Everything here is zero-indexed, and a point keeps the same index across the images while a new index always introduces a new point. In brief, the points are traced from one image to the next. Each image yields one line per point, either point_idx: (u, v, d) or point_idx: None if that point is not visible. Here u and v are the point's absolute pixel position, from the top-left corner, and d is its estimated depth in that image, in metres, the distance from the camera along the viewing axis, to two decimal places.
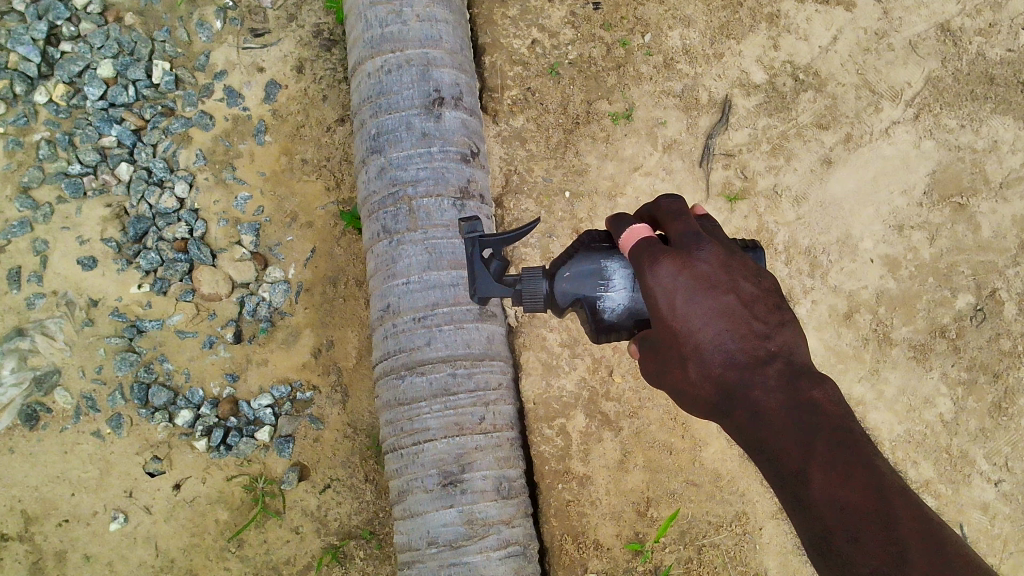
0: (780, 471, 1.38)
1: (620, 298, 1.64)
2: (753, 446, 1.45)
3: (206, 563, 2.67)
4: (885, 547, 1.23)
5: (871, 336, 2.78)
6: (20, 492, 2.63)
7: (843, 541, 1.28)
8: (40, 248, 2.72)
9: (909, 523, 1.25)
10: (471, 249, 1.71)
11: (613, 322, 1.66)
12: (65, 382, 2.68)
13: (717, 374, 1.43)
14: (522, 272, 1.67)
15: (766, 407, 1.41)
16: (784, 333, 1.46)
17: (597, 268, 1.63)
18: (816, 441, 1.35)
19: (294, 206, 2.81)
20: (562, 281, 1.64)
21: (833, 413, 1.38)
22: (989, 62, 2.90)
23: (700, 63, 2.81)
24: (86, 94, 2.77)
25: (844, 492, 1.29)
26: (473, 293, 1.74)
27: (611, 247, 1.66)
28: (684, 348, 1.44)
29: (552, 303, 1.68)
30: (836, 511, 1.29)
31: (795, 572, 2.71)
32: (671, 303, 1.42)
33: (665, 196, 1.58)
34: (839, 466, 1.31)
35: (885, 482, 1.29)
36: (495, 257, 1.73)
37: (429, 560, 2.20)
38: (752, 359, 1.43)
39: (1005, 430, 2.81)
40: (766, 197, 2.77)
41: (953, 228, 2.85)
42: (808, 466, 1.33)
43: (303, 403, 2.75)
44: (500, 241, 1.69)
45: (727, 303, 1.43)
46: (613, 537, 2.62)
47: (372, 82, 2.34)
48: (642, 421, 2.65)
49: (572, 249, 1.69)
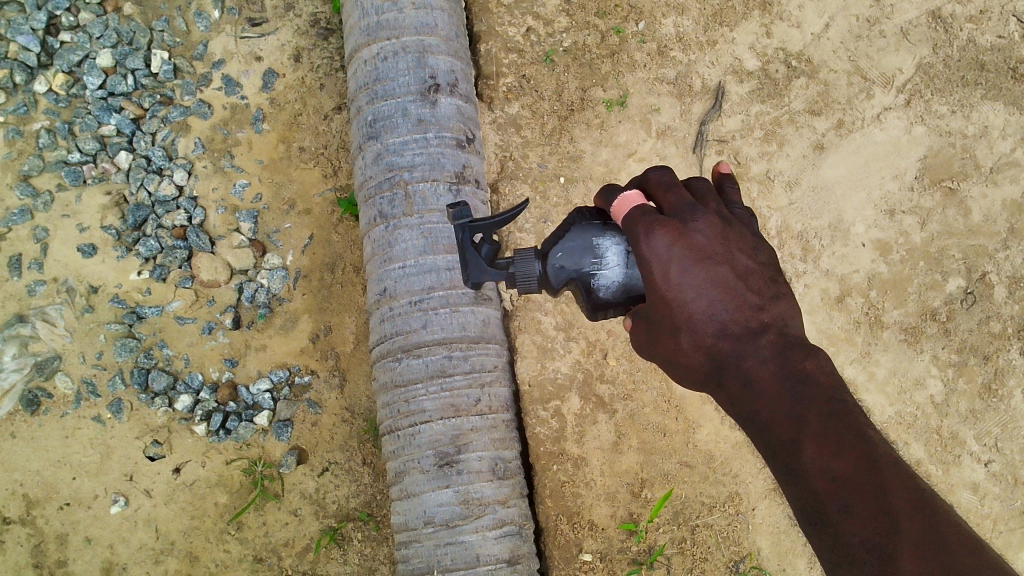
0: (773, 441, 1.41)
1: (614, 275, 1.66)
2: (745, 417, 1.47)
3: (206, 546, 2.70)
4: (876, 516, 1.28)
5: (862, 320, 2.81)
6: (22, 476, 2.67)
7: (835, 510, 1.32)
8: (40, 236, 2.75)
9: (901, 492, 1.28)
10: (461, 235, 1.66)
11: (608, 300, 1.68)
12: (65, 367, 2.71)
13: (709, 344, 1.45)
14: (515, 254, 1.66)
15: (757, 377, 1.43)
16: (778, 305, 1.48)
17: (590, 245, 1.65)
18: (809, 412, 1.37)
19: (292, 193, 2.84)
20: (556, 260, 1.66)
21: (825, 384, 1.41)
22: (980, 48, 2.92)
23: (694, 50, 2.83)
24: (86, 83, 2.80)
25: (837, 461, 1.33)
26: (465, 278, 1.70)
27: (602, 224, 1.68)
28: (676, 318, 1.45)
29: (545, 284, 1.69)
30: (828, 481, 1.32)
31: (787, 551, 2.74)
32: (666, 273, 1.43)
33: (655, 167, 1.58)
34: (832, 437, 1.34)
35: (877, 452, 1.32)
36: (486, 242, 1.70)
37: (426, 540, 2.23)
38: (744, 330, 1.45)
39: (994, 411, 2.85)
40: (758, 183, 2.81)
41: (944, 213, 2.88)
42: (800, 437, 1.37)
43: (302, 388, 2.78)
44: (491, 225, 1.65)
45: (721, 273, 1.44)
46: (608, 518, 2.66)
47: (368, 69, 2.37)
48: (636, 404, 2.68)
49: (564, 227, 1.70)
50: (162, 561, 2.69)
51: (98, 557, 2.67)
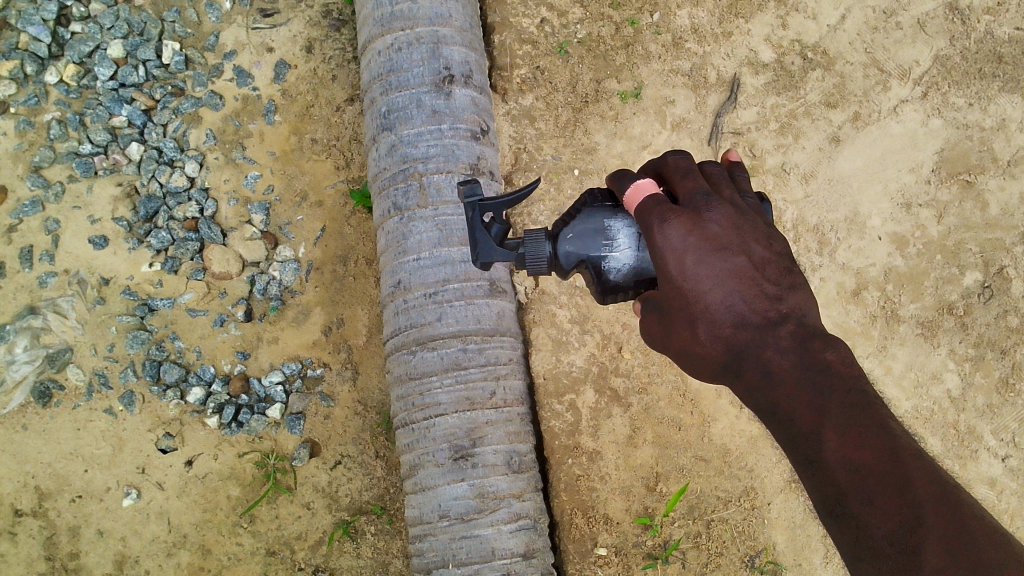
0: (793, 433, 1.37)
1: (625, 258, 1.62)
2: (764, 409, 1.43)
3: (219, 539, 2.69)
4: (902, 509, 1.22)
5: (879, 313, 2.80)
6: (34, 468, 2.66)
7: (858, 502, 1.26)
8: (53, 227, 2.73)
9: (925, 485, 1.23)
10: (471, 213, 1.67)
11: (618, 284, 1.64)
12: (77, 359, 2.70)
13: (728, 335, 1.42)
14: (524, 234, 1.63)
15: (777, 367, 1.39)
16: (796, 296, 1.44)
17: (601, 228, 1.61)
18: (829, 402, 1.33)
19: (304, 185, 2.82)
20: (565, 242, 1.62)
21: (847, 375, 1.36)
22: (997, 40, 2.91)
23: (709, 42, 2.82)
24: (96, 74, 2.79)
25: (858, 453, 1.28)
26: (475, 258, 1.67)
27: (614, 206, 1.65)
28: (693, 310, 1.43)
29: (555, 266, 1.65)
30: (850, 473, 1.28)
31: (803, 546, 2.73)
32: (681, 264, 1.41)
33: (672, 151, 1.54)
34: (853, 429, 1.30)
35: (900, 445, 1.28)
36: (496, 222, 1.68)
37: (441, 533, 2.22)
38: (764, 320, 1.41)
39: (1012, 406, 2.83)
40: (774, 176, 2.79)
41: (961, 206, 2.86)
42: (821, 427, 1.32)
43: (314, 380, 2.76)
44: (502, 204, 1.64)
45: (738, 264, 1.41)
46: (623, 512, 2.65)
47: (382, 60, 2.35)
48: (651, 397, 2.67)
49: (575, 208, 1.67)
50: (175, 554, 2.68)
51: (110, 549, 2.66)
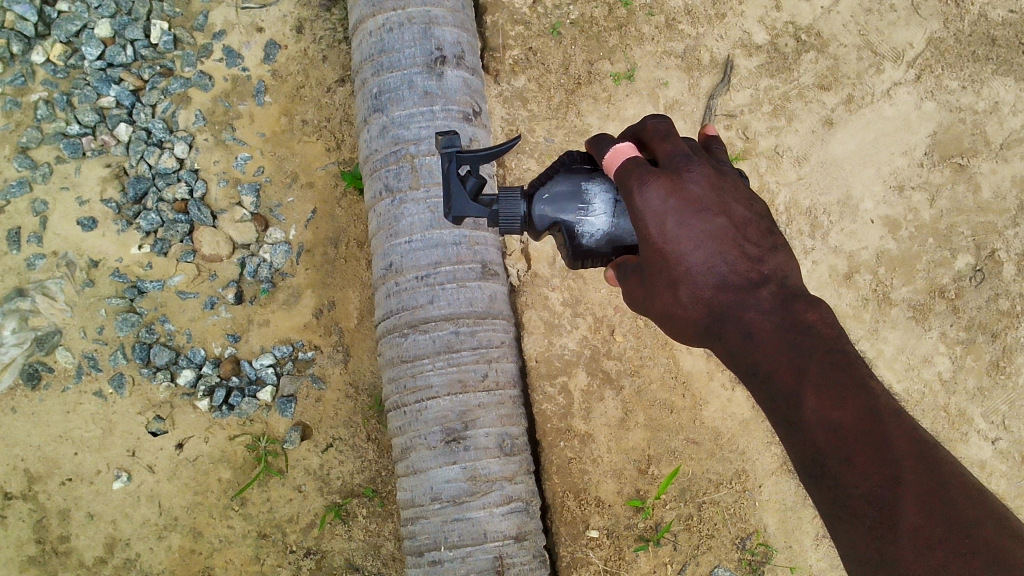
0: (772, 393, 1.35)
1: (600, 223, 1.59)
2: (744, 371, 1.41)
3: (210, 521, 2.68)
4: (878, 467, 1.22)
5: (870, 296, 2.80)
6: (23, 451, 2.64)
7: (836, 462, 1.26)
8: (40, 209, 2.70)
9: (904, 444, 1.22)
10: (447, 164, 1.56)
11: (590, 249, 1.61)
12: (65, 342, 2.68)
13: (710, 297, 1.38)
14: (499, 191, 1.57)
15: (758, 328, 1.37)
16: (777, 257, 1.42)
17: (578, 192, 1.58)
18: (809, 363, 1.31)
19: (294, 167, 2.80)
20: (541, 203, 1.57)
21: (827, 335, 1.34)
22: (991, 23, 2.91)
23: (702, 24, 2.81)
24: (84, 54, 2.76)
25: (838, 413, 1.26)
26: (446, 213, 1.57)
27: (592, 170, 1.61)
28: (673, 272, 1.38)
29: (529, 226, 1.61)
30: (828, 433, 1.26)
31: (794, 529, 2.75)
32: (662, 227, 1.37)
33: (652, 116, 1.52)
34: (833, 389, 1.28)
35: (878, 404, 1.26)
36: (472, 175, 1.56)
37: (433, 516, 2.21)
38: (745, 282, 1.38)
39: (1002, 389, 2.85)
40: (767, 158, 2.78)
41: (953, 188, 2.86)
42: (801, 389, 1.30)
43: (304, 363, 2.76)
44: (479, 158, 1.54)
45: (719, 225, 1.38)
46: (614, 494, 2.65)
47: (373, 40, 2.33)
48: (643, 380, 2.68)
49: (551, 169, 1.63)
50: (165, 537, 2.67)
51: (101, 532, 2.65)
